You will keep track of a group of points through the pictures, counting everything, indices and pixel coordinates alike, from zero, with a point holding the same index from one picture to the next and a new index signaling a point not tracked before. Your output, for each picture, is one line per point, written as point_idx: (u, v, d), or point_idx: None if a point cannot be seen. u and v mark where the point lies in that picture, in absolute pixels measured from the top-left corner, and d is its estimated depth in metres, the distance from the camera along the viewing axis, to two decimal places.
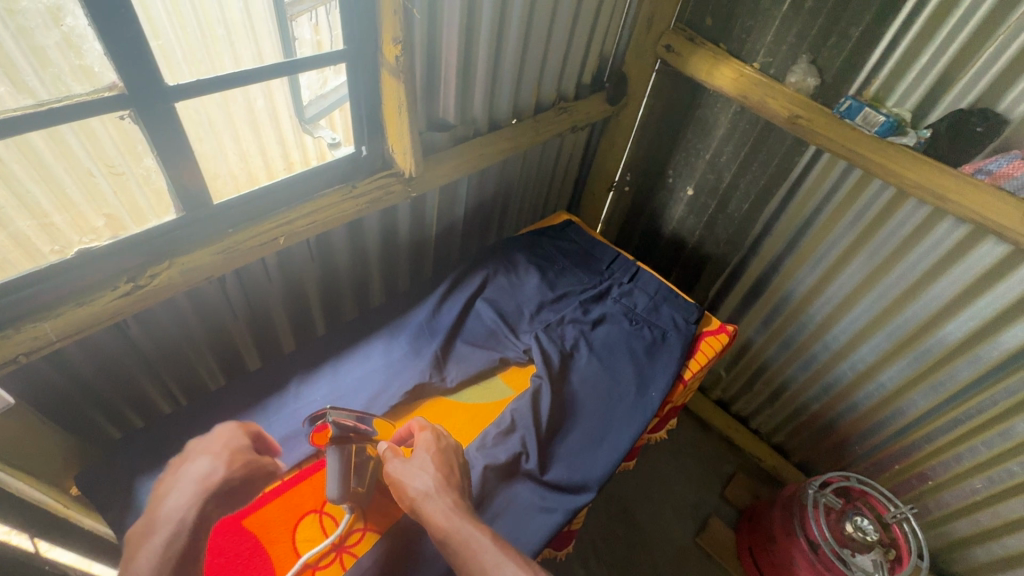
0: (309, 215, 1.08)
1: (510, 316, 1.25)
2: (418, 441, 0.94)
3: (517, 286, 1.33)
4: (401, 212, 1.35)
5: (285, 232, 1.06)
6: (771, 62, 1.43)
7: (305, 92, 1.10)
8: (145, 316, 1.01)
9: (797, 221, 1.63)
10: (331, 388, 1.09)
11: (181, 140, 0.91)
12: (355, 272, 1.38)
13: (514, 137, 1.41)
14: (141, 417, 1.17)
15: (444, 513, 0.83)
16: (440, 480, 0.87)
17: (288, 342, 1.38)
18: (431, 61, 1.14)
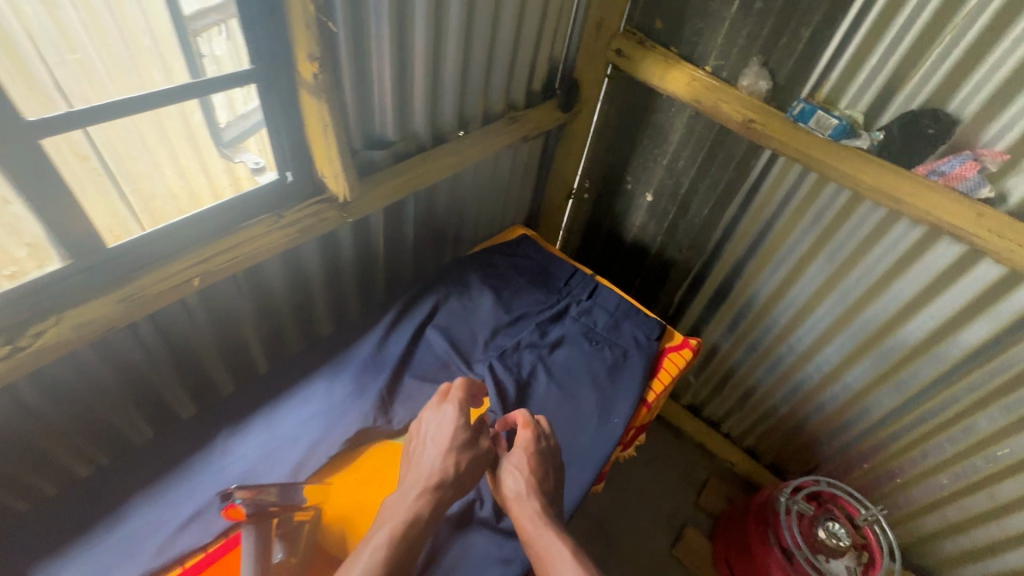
0: (230, 250, 0.98)
1: (462, 344, 1.18)
2: (519, 440, 0.99)
3: (469, 311, 1.25)
4: (342, 236, 1.25)
5: (200, 271, 0.95)
6: (723, 64, 1.39)
7: (223, 113, 0.99)
8: (37, 377, 0.89)
9: (756, 225, 1.60)
10: (265, 441, 0.99)
11: (54, 176, 0.80)
12: (295, 304, 1.28)
13: (461, 150, 1.34)
14: (54, 483, 1.05)
15: (532, 520, 0.91)
16: (531, 483, 0.95)
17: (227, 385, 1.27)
18: (362, 75, 1.05)
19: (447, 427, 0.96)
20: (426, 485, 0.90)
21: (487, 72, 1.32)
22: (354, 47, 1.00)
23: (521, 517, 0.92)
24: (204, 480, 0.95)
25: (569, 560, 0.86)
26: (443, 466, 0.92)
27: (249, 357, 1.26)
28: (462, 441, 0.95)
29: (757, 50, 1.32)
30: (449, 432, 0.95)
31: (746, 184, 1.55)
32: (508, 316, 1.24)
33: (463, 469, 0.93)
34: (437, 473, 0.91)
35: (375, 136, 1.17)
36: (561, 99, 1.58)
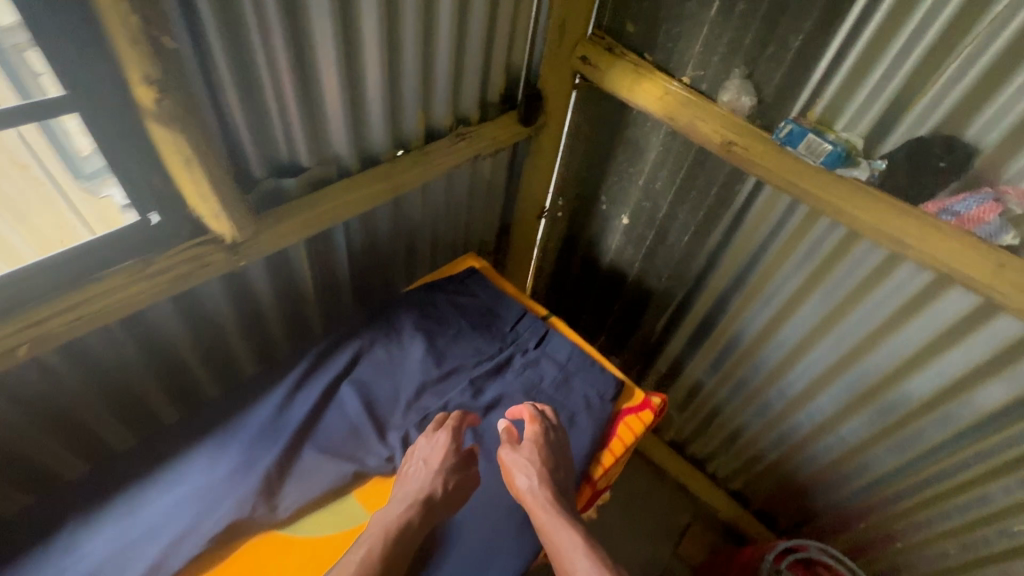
0: (80, 302, 0.80)
1: (380, 404, 1.02)
2: (527, 434, 0.97)
3: (395, 362, 1.09)
4: (254, 273, 1.10)
5: (32, 335, 0.76)
6: (702, 75, 1.20)
7: (80, 138, 0.80)
8: None
9: (741, 257, 1.41)
10: (120, 533, 0.84)
11: None
12: (203, 348, 1.13)
13: (394, 173, 1.15)
14: None
15: (545, 513, 0.90)
16: (545, 476, 0.93)
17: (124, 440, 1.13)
18: (253, 95, 0.88)
19: (437, 452, 0.93)
20: (416, 500, 0.87)
21: (426, 84, 1.15)
22: (240, 62, 0.83)
23: (535, 509, 0.90)
24: None
25: (580, 556, 0.85)
26: (432, 484, 0.89)
27: (150, 409, 1.12)
28: (451, 465, 0.93)
29: (740, 60, 1.13)
30: (438, 455, 0.93)
31: (729, 212, 1.36)
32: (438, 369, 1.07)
33: (452, 489, 0.91)
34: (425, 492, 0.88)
35: (283, 162, 1.00)
36: (521, 112, 1.40)
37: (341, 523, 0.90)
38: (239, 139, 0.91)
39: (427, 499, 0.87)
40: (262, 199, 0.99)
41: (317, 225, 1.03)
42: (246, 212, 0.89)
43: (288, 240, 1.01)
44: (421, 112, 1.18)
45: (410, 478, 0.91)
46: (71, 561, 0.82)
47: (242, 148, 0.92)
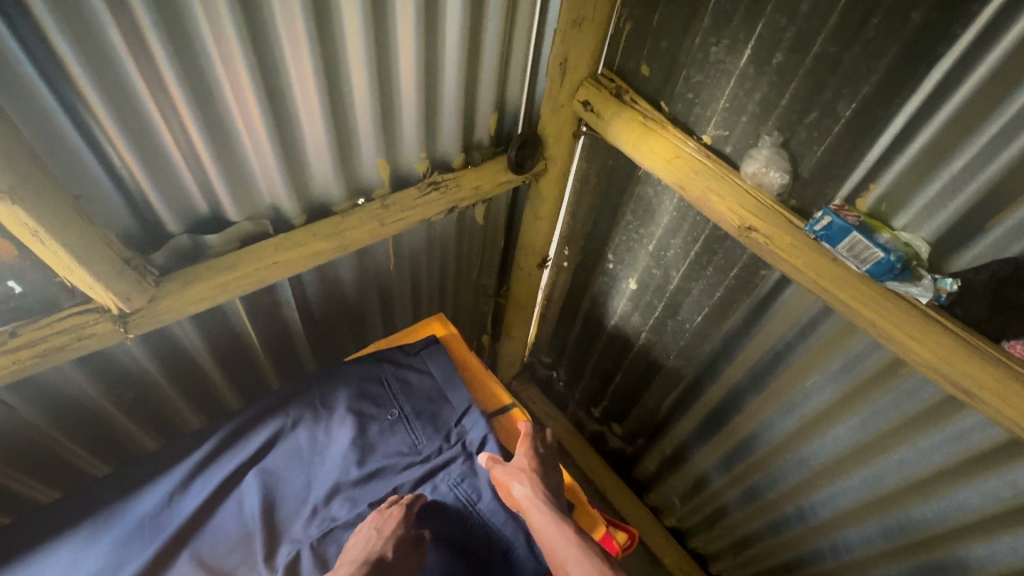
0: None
1: (280, 507, 0.89)
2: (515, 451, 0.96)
3: (314, 452, 0.95)
4: (183, 334, 0.99)
5: None
6: (727, 136, 0.97)
7: None
8: None
9: (762, 352, 1.15)
10: None
11: None
12: (129, 409, 1.04)
13: (343, 229, 1.00)
14: None
15: (540, 515, 0.86)
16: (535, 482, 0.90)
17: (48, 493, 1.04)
18: (149, 149, 0.75)
19: (384, 516, 0.85)
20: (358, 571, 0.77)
21: (387, 130, 0.98)
22: (123, 113, 0.69)
23: (530, 511, 0.87)
24: None
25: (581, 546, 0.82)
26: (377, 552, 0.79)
27: (73, 469, 1.04)
28: (398, 528, 0.83)
29: (774, 123, 0.89)
30: (389, 523, 0.83)
31: (751, 298, 1.11)
32: (356, 471, 0.93)
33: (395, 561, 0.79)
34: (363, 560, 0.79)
35: (201, 216, 0.87)
36: (510, 158, 1.17)
37: None
38: (141, 194, 0.79)
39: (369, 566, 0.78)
40: (174, 256, 0.87)
41: (238, 290, 0.90)
42: (135, 280, 0.77)
43: (201, 306, 0.87)
44: (382, 159, 1.02)
45: (360, 542, 0.83)
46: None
47: (147, 204, 0.80)
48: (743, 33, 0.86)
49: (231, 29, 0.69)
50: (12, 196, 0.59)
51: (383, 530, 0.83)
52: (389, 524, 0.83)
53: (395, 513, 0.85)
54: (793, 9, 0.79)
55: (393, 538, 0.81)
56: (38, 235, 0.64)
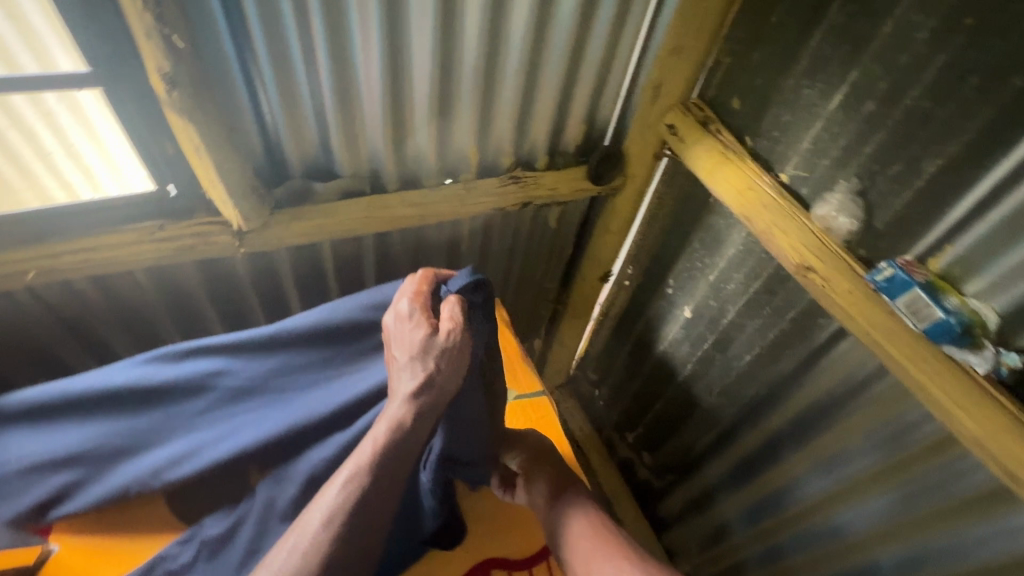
0: (80, 253, 0.88)
1: (268, 407, 0.86)
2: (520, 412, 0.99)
3: (306, 354, 0.89)
4: (280, 264, 1.15)
5: (40, 267, 0.86)
6: (805, 177, 0.97)
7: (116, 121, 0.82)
8: None
9: (807, 404, 1.12)
10: (26, 445, 0.81)
11: None
12: (223, 315, 1.22)
13: (427, 201, 1.13)
14: None
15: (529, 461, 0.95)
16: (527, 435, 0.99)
17: None
18: (290, 98, 0.90)
19: (402, 336, 0.75)
20: (401, 398, 0.72)
21: (484, 121, 1.10)
22: (277, 65, 0.85)
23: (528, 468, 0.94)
24: None
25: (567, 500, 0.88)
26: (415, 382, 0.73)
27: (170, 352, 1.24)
28: (431, 341, 0.74)
29: (855, 170, 0.89)
30: (412, 338, 0.74)
31: (805, 345, 1.08)
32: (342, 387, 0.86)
33: (431, 383, 0.73)
34: (413, 385, 0.72)
35: (317, 167, 1.04)
36: (590, 167, 1.26)
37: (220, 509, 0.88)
38: (275, 135, 0.95)
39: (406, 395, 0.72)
40: (289, 194, 1.04)
41: (330, 234, 1.06)
42: (256, 205, 0.94)
43: (303, 240, 1.04)
44: (474, 145, 1.13)
45: (397, 366, 0.75)
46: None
47: (278, 145, 0.97)
48: (838, 79, 0.88)
49: (375, 13, 0.84)
50: (187, 115, 0.76)
51: (412, 355, 0.73)
52: (419, 342, 0.74)
53: (417, 335, 0.74)
54: (890, 60, 0.80)
55: (427, 357, 0.73)
56: (197, 151, 0.81)
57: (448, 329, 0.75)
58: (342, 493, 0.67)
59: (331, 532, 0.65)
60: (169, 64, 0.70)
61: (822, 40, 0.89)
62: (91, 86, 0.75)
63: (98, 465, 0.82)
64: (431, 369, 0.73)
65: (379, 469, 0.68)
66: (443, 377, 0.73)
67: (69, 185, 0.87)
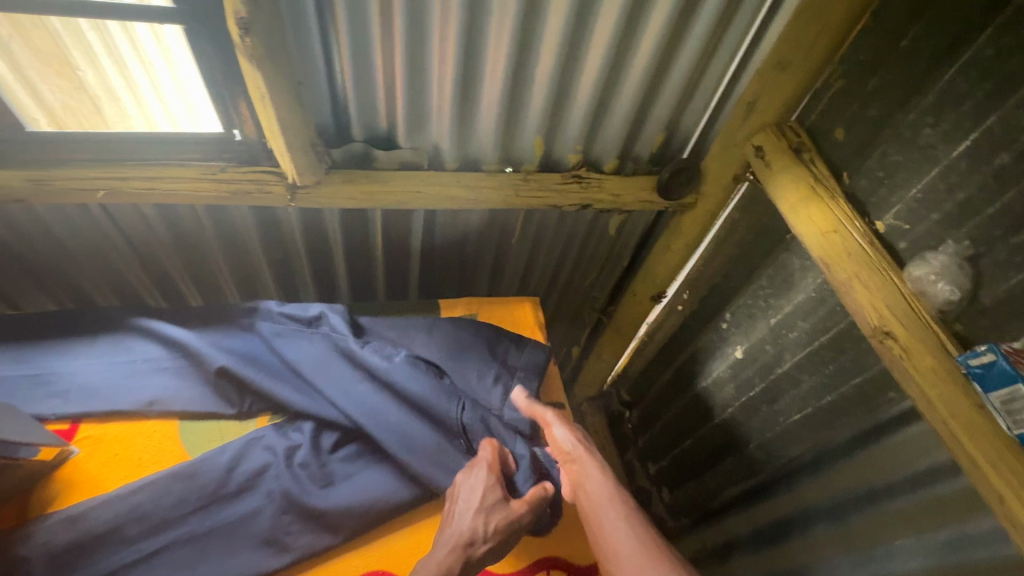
0: (147, 180, 0.93)
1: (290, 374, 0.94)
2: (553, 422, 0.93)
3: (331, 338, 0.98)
4: (331, 225, 1.17)
5: (110, 186, 0.92)
6: (905, 229, 0.85)
7: (207, 67, 0.84)
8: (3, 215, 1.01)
9: (854, 484, 0.99)
10: (108, 361, 0.95)
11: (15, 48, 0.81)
12: (272, 264, 1.27)
13: (482, 186, 1.10)
14: (19, 302, 1.23)
15: (583, 461, 0.87)
16: (580, 441, 0.90)
17: (196, 297, 1.34)
18: (362, 61, 0.90)
19: (482, 494, 0.80)
20: (456, 547, 0.75)
21: (555, 114, 1.05)
22: (355, 26, 0.85)
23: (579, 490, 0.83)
24: (33, 358, 0.94)
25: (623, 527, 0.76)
26: (472, 545, 0.75)
27: (221, 287, 1.32)
28: (498, 508, 0.79)
29: (969, 231, 0.76)
30: (479, 495, 0.80)
31: (866, 418, 0.96)
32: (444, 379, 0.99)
33: (488, 548, 0.76)
34: (465, 543, 0.75)
35: (379, 134, 1.04)
36: (661, 179, 1.17)
37: (231, 436, 0.91)
38: (344, 96, 0.96)
39: (467, 541, 0.75)
40: (347, 157, 1.04)
41: (378, 203, 1.05)
42: (312, 161, 0.95)
43: (352, 205, 1.05)
44: (541, 137, 1.08)
45: (455, 517, 0.79)
46: (59, 375, 0.92)
47: (346, 106, 0.97)
48: (971, 122, 0.75)
49: None
50: (258, 63, 0.77)
51: (477, 513, 0.78)
52: (489, 501, 0.79)
53: (489, 494, 0.80)
54: None
55: (493, 519, 0.78)
56: (263, 100, 0.82)
57: (518, 508, 0.80)
58: None
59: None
60: (246, 10, 0.71)
61: (960, 75, 0.76)
62: (176, 24, 0.78)
63: (147, 390, 0.92)
64: (488, 532, 0.77)
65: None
66: (495, 541, 0.77)
67: (162, 119, 0.93)
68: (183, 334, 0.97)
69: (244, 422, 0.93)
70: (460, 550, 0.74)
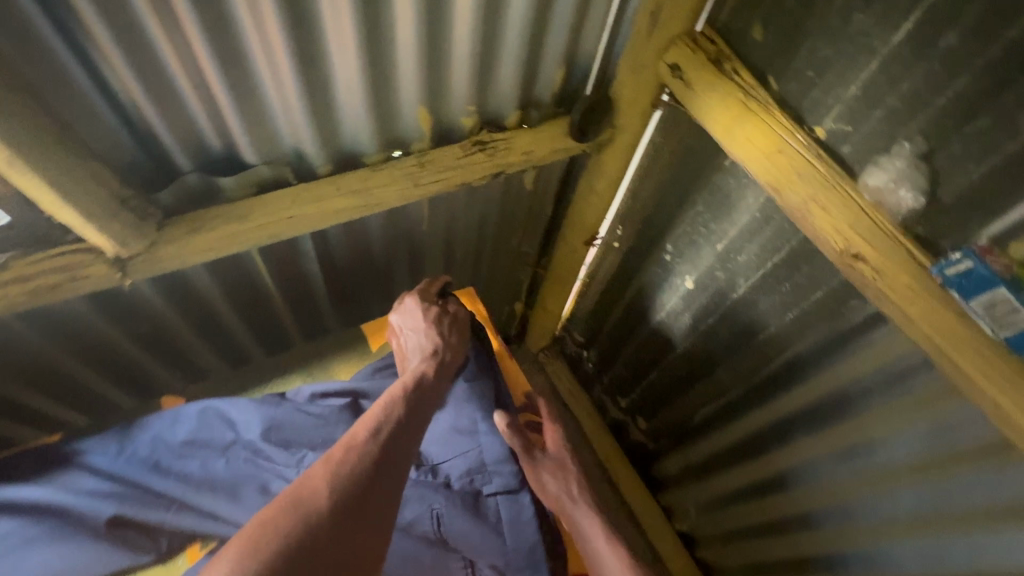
0: None
1: (218, 500, 0.78)
2: (529, 458, 0.90)
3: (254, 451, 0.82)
4: (200, 283, 0.95)
5: None
6: (848, 131, 0.77)
7: None
8: None
9: (828, 391, 1.00)
10: None
11: None
12: (149, 347, 1.03)
13: (371, 184, 0.88)
14: None
15: (581, 518, 0.84)
16: (575, 495, 0.87)
17: (81, 421, 1.09)
18: (149, 70, 0.65)
19: (425, 311, 0.96)
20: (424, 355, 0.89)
21: (433, 77, 0.84)
22: (116, 24, 0.59)
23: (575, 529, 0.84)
24: None
25: None
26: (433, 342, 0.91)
27: (97, 399, 1.07)
28: (443, 317, 0.96)
29: (921, 125, 0.69)
30: (420, 313, 0.95)
31: (831, 328, 0.94)
32: (417, 472, 0.90)
33: (448, 339, 0.93)
34: (428, 346, 0.91)
35: (216, 155, 0.79)
36: (573, 123, 1.01)
37: None
38: (143, 119, 0.70)
39: (433, 339, 0.92)
40: (183, 198, 0.81)
41: (248, 244, 0.82)
42: (129, 224, 0.71)
43: (210, 257, 0.80)
44: (424, 109, 0.88)
45: (414, 343, 0.93)
46: None
47: (152, 133, 0.72)
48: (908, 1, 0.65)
49: None
50: None
51: (427, 321, 0.94)
52: (432, 316, 0.95)
53: (429, 313, 0.95)
54: None
55: (440, 327, 0.94)
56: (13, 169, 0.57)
57: (459, 314, 0.99)
58: (383, 408, 0.74)
59: (348, 471, 0.64)
60: None
61: None
62: None
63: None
64: (444, 336, 0.93)
65: (408, 399, 0.77)
66: (452, 334, 0.94)
67: None
68: (58, 490, 0.76)
69: (169, 563, 0.77)
70: (430, 345, 0.90)
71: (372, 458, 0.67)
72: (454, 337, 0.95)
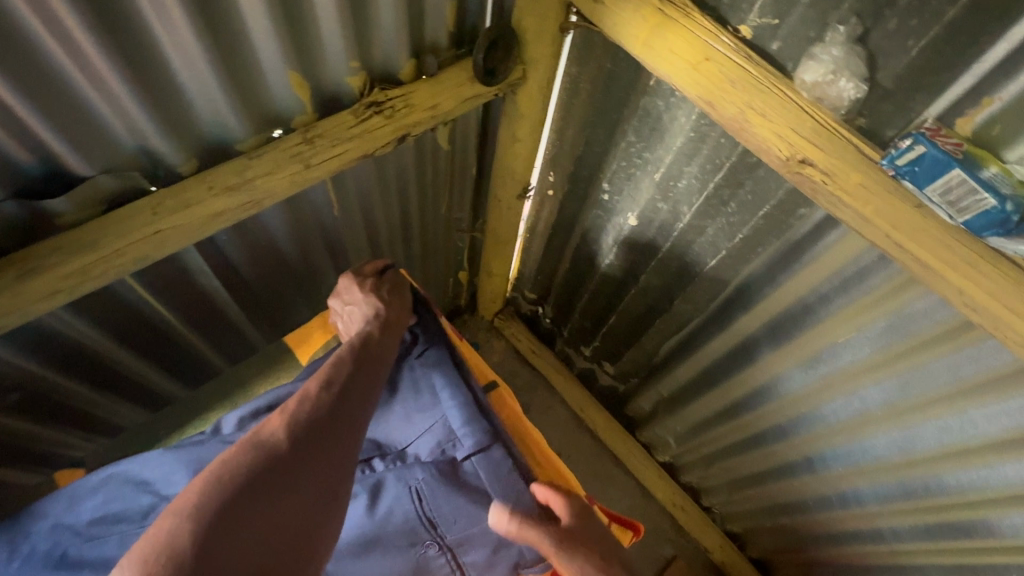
0: None
1: None
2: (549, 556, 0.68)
3: None
4: (70, 329, 0.79)
5: None
6: (775, 25, 0.69)
7: None
8: None
9: (788, 304, 0.97)
10: None
11: None
12: (35, 414, 0.88)
13: (250, 171, 0.73)
14: None
15: None
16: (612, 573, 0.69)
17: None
18: None
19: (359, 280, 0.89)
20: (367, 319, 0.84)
21: (295, 31, 0.68)
22: None
23: None
24: None
25: None
26: (374, 307, 0.85)
27: None
28: (379, 282, 0.90)
29: (853, 4, 0.62)
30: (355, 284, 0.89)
31: (784, 240, 0.90)
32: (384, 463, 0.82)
33: (387, 300, 0.87)
34: (370, 311, 0.85)
35: (35, 174, 0.63)
36: (476, 64, 0.88)
37: None
38: None
39: (372, 307, 0.86)
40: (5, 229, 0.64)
41: (113, 274, 0.68)
42: None
43: (62, 298, 0.66)
44: (295, 73, 0.73)
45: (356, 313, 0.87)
46: None
47: None
48: None
49: None
50: None
51: (363, 288, 0.88)
52: (367, 283, 0.89)
53: (365, 283, 0.88)
54: None
55: (379, 291, 0.88)
56: None
57: (396, 277, 0.92)
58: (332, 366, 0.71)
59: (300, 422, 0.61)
60: None
61: None
62: None
63: None
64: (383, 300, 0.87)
65: (355, 359, 0.73)
66: (394, 295, 0.89)
67: None
68: None
69: None
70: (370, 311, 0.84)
71: (326, 411, 0.64)
72: (394, 299, 0.88)
